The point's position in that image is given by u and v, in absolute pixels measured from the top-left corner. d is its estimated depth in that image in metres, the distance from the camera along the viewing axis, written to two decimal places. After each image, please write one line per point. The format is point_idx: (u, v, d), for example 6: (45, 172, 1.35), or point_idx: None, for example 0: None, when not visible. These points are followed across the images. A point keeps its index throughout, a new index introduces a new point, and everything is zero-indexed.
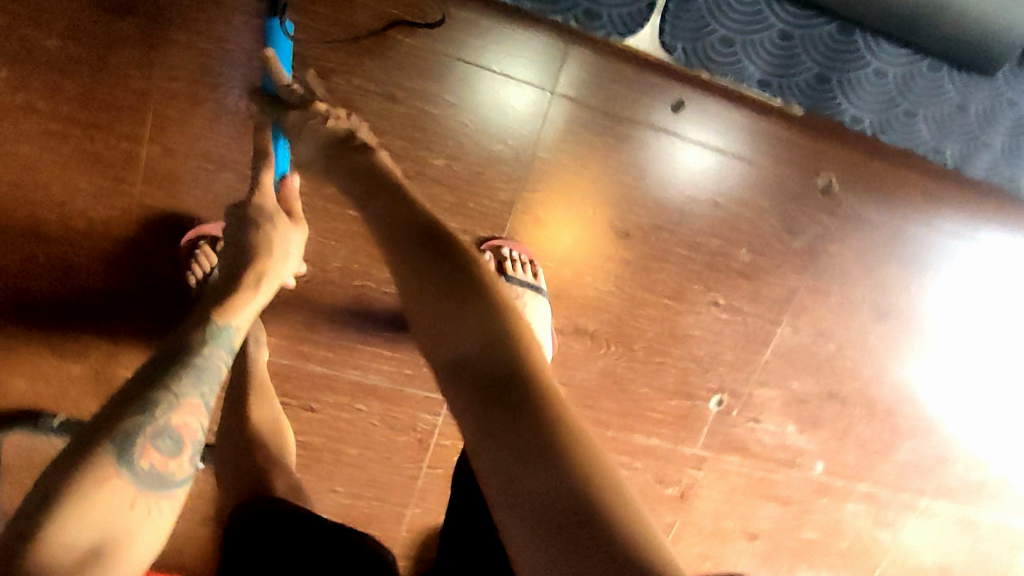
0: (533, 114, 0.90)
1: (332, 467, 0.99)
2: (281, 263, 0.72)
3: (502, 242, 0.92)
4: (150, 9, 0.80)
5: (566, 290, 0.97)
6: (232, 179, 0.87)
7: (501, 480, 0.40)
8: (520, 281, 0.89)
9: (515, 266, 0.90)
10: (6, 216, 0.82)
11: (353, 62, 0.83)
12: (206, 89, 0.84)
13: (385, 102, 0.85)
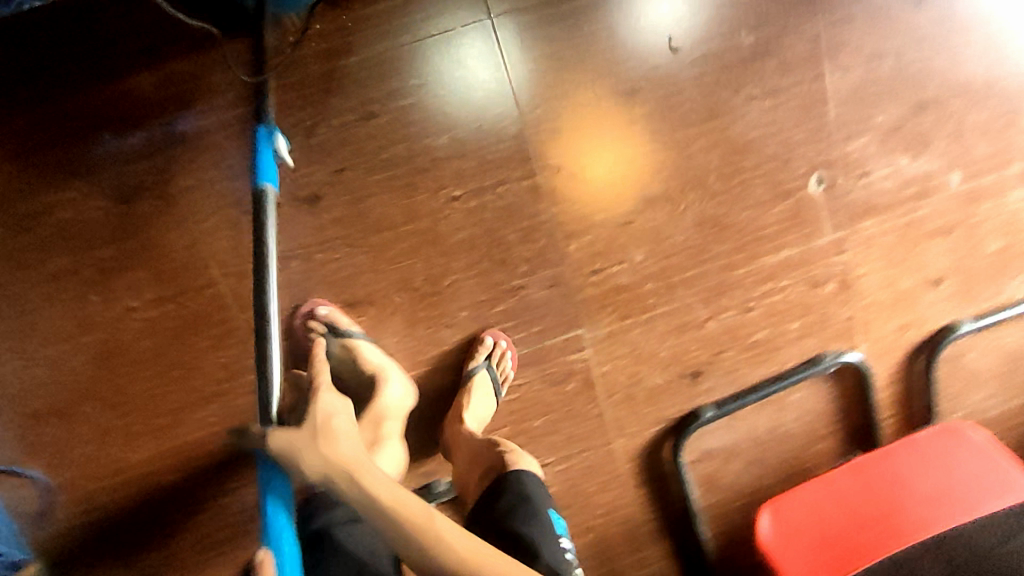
0: (492, 48, 0.95)
1: (528, 442, 1.10)
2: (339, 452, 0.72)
3: (504, 338, 1.02)
4: (156, 177, 0.93)
5: (626, 177, 1.01)
6: (299, 268, 0.97)
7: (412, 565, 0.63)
8: (490, 372, 1.00)
9: (494, 359, 1.01)
10: (170, 398, 1.00)
11: (322, 108, 0.93)
12: (234, 209, 0.95)
13: (368, 120, 0.94)
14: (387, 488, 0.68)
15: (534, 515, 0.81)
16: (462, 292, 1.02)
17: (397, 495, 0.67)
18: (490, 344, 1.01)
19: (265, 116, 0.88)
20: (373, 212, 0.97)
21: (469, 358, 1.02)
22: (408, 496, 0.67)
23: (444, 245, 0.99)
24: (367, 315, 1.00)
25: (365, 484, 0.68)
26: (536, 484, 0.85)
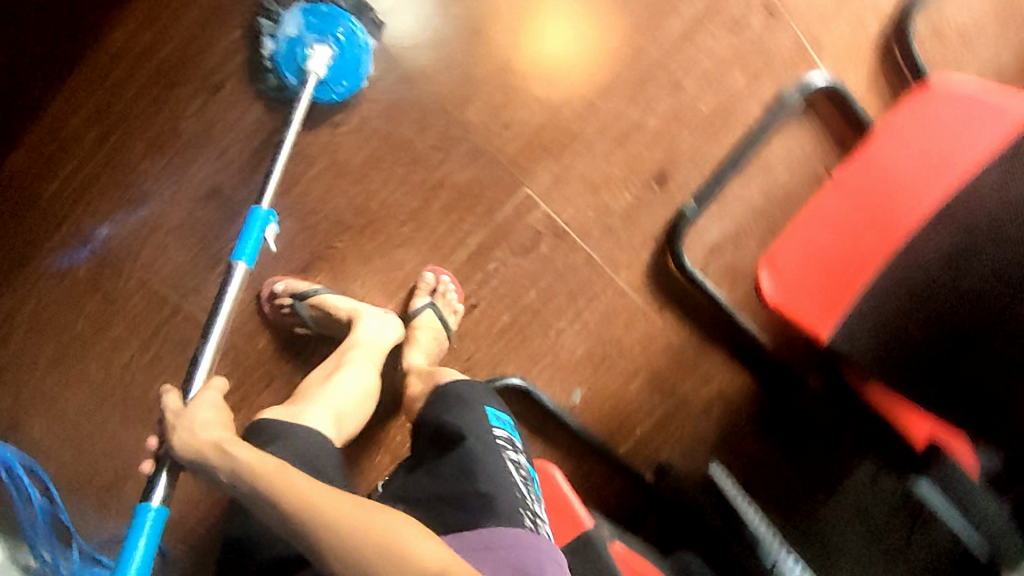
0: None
1: (533, 314, 1.08)
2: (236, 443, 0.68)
3: (441, 273, 1.02)
4: (82, 237, 0.97)
5: (566, 47, 1.03)
6: (240, 255, 0.99)
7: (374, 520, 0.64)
8: (435, 306, 1.00)
9: (437, 294, 1.01)
10: None
11: (189, 96, 0.95)
12: (158, 231, 0.98)
13: (233, 87, 0.95)
14: (313, 498, 0.62)
15: (463, 412, 0.79)
16: (395, 207, 1.01)
17: (319, 502, 0.62)
18: (430, 281, 1.01)
19: (261, 192, 0.85)
20: (275, 172, 0.98)
21: (414, 300, 1.02)
22: (331, 500, 0.62)
23: (359, 165, 0.99)
24: (324, 270, 1.01)
25: (281, 497, 0.62)
26: (470, 390, 0.82)
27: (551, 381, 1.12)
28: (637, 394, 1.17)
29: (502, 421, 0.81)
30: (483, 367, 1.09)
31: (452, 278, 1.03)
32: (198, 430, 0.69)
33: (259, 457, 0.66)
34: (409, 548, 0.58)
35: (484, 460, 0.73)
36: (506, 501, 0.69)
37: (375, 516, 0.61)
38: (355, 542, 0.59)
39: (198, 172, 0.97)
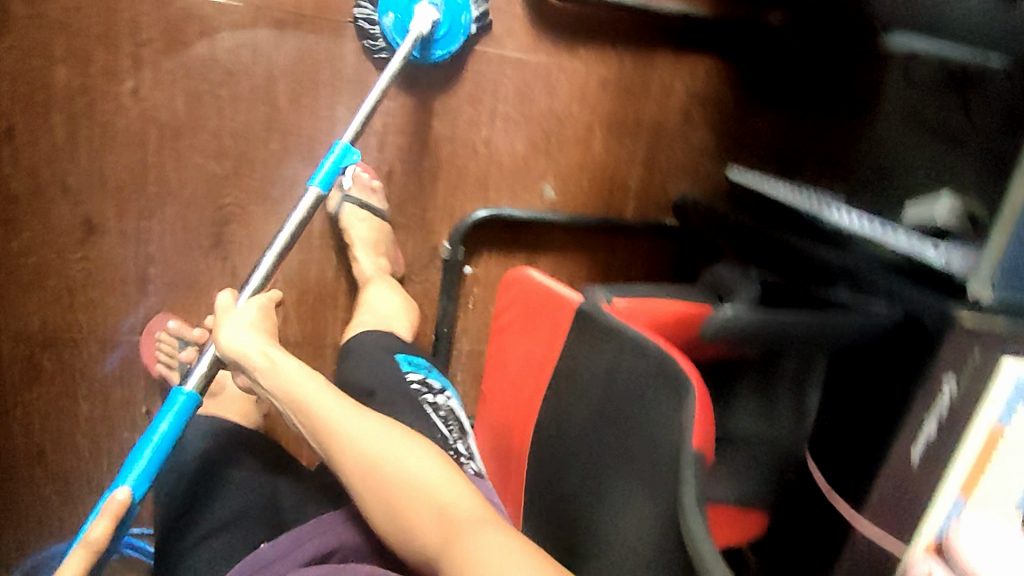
0: None
1: (452, 141, 0.98)
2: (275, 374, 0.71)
3: (342, 160, 0.95)
4: (21, 339, 0.94)
5: None
6: (156, 263, 0.94)
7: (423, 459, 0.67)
8: (355, 198, 0.95)
9: (351, 183, 0.95)
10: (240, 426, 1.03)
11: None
12: (75, 292, 0.93)
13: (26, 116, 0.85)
14: (331, 415, 0.68)
15: (375, 365, 0.82)
16: (250, 130, 0.91)
17: (335, 417, 0.68)
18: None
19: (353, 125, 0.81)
20: (121, 171, 0.89)
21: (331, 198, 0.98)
22: (348, 418, 0.68)
23: (185, 116, 0.89)
24: (235, 229, 0.95)
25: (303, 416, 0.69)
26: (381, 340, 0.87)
27: (514, 192, 1.04)
28: (607, 151, 1.06)
29: (415, 364, 0.87)
30: (442, 220, 1.02)
31: (353, 162, 0.96)
32: (237, 334, 0.73)
33: (289, 371, 0.71)
34: (408, 480, 0.64)
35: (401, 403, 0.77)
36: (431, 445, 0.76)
37: (379, 439, 0.67)
38: (357, 468, 0.66)
39: (61, 216, 0.90)
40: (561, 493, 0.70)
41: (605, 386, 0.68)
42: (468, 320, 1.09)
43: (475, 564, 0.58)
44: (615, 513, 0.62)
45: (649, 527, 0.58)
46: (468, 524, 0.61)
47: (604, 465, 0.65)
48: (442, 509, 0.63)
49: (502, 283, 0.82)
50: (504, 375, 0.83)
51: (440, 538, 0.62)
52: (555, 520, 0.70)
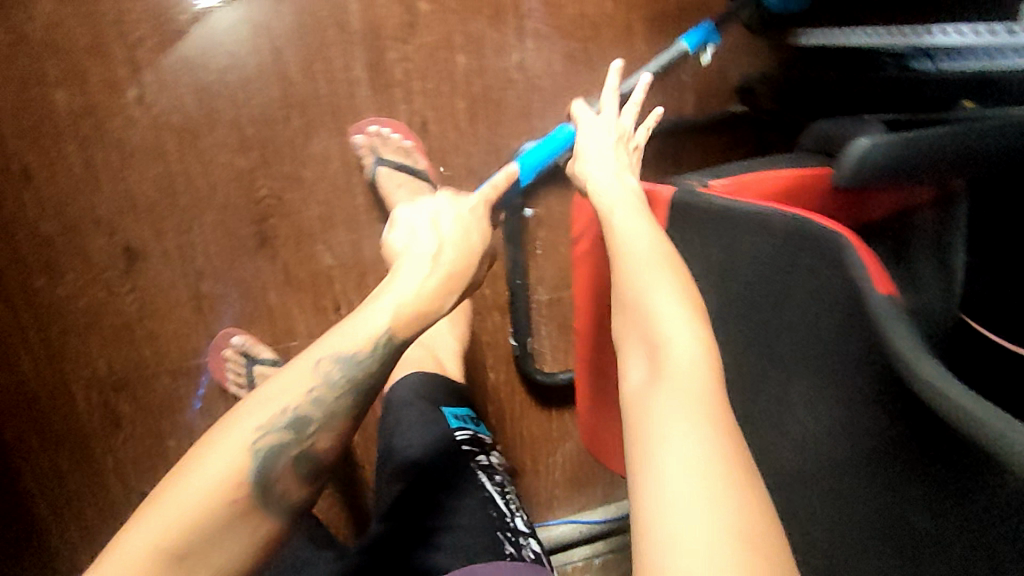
0: None
1: (483, 75, 0.89)
2: (633, 199, 0.66)
3: (378, 121, 0.87)
4: (97, 385, 0.90)
5: None
6: (208, 277, 0.89)
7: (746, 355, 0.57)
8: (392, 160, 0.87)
9: (387, 145, 0.87)
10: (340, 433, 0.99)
11: (19, 196, 0.80)
12: (136, 325, 0.89)
13: (42, 151, 0.79)
14: (631, 249, 0.59)
15: (422, 425, 0.74)
16: (268, 112, 0.84)
17: (637, 253, 0.58)
18: (364, 139, 0.87)
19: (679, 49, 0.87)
20: (147, 187, 0.83)
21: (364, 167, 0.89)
22: (636, 234, 0.60)
23: (198, 113, 0.82)
24: (278, 222, 0.88)
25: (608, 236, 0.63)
26: (423, 386, 0.80)
27: (560, 115, 0.94)
28: (652, 49, 0.94)
29: (463, 419, 0.79)
30: (490, 164, 0.93)
31: (382, 123, 0.87)
32: (592, 159, 0.74)
33: (625, 211, 0.63)
34: (655, 320, 0.53)
35: (461, 485, 0.70)
36: (484, 525, 0.66)
37: (658, 270, 0.56)
38: (625, 295, 0.57)
39: (100, 249, 0.84)
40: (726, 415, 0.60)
41: (722, 274, 0.60)
42: (541, 268, 1.00)
43: (659, 444, 0.44)
44: (784, 396, 0.53)
45: (836, 400, 0.47)
46: (677, 370, 0.48)
47: (745, 359, 0.58)
48: (662, 348, 0.51)
49: (576, 199, 0.73)
50: (598, 302, 0.74)
51: (645, 386, 0.50)
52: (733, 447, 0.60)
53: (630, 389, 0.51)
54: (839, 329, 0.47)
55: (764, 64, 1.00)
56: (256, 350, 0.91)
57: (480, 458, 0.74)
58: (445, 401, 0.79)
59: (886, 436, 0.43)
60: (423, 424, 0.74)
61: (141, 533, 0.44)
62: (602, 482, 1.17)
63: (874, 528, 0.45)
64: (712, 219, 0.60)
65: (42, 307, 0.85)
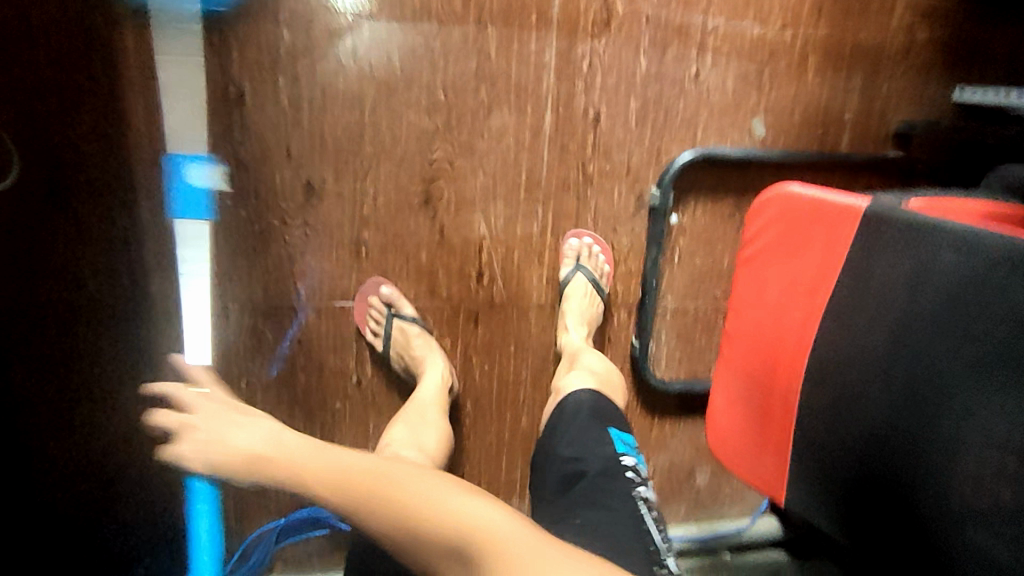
0: None
1: (660, 80, 0.94)
2: (266, 447, 0.57)
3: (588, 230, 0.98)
4: (250, 309, 0.95)
5: None
6: (370, 226, 0.94)
7: (924, 358, 0.60)
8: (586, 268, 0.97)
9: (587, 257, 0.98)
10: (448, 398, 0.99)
11: (228, 122, 0.87)
12: (296, 259, 0.94)
13: (255, 83, 0.86)
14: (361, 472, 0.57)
15: (592, 443, 0.77)
16: (460, 82, 0.90)
17: (374, 477, 0.56)
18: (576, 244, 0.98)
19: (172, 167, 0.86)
20: (339, 132, 0.90)
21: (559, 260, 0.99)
22: (329, 456, 0.57)
23: (399, 72, 0.88)
24: (445, 186, 0.94)
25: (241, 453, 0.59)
26: (591, 406, 0.82)
27: (722, 130, 0.97)
28: (820, 83, 0.97)
29: (629, 448, 0.78)
30: (648, 165, 0.97)
31: (597, 237, 0.98)
32: (209, 433, 0.60)
33: (286, 441, 0.58)
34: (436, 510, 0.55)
35: (619, 503, 0.70)
36: (638, 545, 0.65)
37: (442, 486, 0.56)
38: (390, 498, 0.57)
39: (284, 181, 0.90)
40: (886, 411, 0.63)
41: (912, 287, 0.62)
42: (674, 276, 1.03)
43: None
44: (973, 403, 0.56)
45: None
46: (511, 549, 0.52)
47: (912, 367, 0.61)
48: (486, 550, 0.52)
49: (755, 204, 0.76)
50: (760, 307, 0.76)
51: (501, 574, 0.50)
52: (891, 442, 0.63)
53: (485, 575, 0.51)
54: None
55: (926, 114, 1.01)
56: (399, 304, 0.96)
57: (639, 487, 0.73)
58: (616, 425, 0.81)
59: None
60: (593, 441, 0.77)
61: None
62: (687, 499, 1.17)
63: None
64: (911, 230, 0.62)
65: (221, 227, 0.91)
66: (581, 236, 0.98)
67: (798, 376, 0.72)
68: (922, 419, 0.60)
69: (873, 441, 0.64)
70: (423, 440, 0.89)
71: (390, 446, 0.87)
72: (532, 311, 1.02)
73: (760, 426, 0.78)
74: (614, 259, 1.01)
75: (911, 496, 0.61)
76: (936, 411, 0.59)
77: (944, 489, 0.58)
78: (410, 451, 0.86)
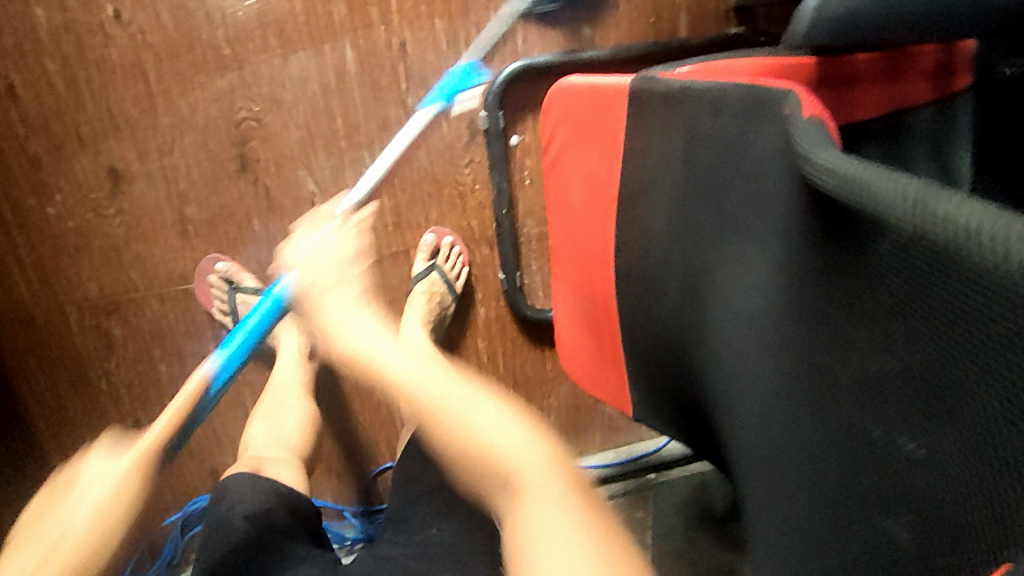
0: None
1: None
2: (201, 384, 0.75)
3: (446, 233, 0.97)
4: (88, 308, 0.92)
5: None
6: (191, 202, 0.89)
7: (690, 238, 0.56)
8: (443, 272, 0.96)
9: (444, 258, 0.96)
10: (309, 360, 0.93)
11: (10, 116, 0.83)
12: (122, 249, 0.90)
13: (25, 71, 0.81)
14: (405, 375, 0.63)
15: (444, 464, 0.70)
16: (244, 32, 0.84)
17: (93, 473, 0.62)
18: (432, 240, 0.96)
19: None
20: (129, 108, 0.85)
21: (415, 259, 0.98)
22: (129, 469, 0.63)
23: (176, 34, 0.83)
24: (259, 146, 0.88)
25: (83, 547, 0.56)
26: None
27: (544, 35, 0.91)
28: None
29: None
30: None
31: (457, 240, 0.98)
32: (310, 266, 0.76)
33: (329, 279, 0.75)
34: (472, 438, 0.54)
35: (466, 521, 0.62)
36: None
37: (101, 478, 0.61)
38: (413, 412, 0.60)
39: (86, 169, 0.86)
40: (676, 319, 0.60)
41: (685, 164, 0.56)
42: (530, 199, 0.97)
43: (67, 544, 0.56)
44: (724, 281, 0.51)
45: (773, 286, 0.47)
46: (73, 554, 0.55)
47: (682, 252, 0.57)
48: (511, 474, 0.52)
49: (543, 104, 0.69)
50: (570, 217, 0.71)
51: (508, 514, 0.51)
52: (687, 352, 0.59)
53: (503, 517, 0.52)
54: (775, 176, 0.45)
55: None
56: (239, 277, 0.92)
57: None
58: None
59: (820, 326, 0.43)
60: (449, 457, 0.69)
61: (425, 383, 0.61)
62: (600, 425, 1.15)
63: (818, 390, 0.43)
64: (666, 109, 0.57)
65: (34, 228, 0.87)
66: (440, 234, 0.97)
67: (612, 282, 0.68)
68: (699, 328, 0.56)
69: (677, 348, 0.61)
70: (284, 431, 0.82)
71: (254, 449, 0.78)
72: (387, 262, 0.97)
73: (595, 343, 0.74)
74: (461, 193, 0.96)
75: (698, 386, 0.58)
76: (701, 293, 0.55)
77: (726, 396, 0.52)
78: (275, 452, 0.78)
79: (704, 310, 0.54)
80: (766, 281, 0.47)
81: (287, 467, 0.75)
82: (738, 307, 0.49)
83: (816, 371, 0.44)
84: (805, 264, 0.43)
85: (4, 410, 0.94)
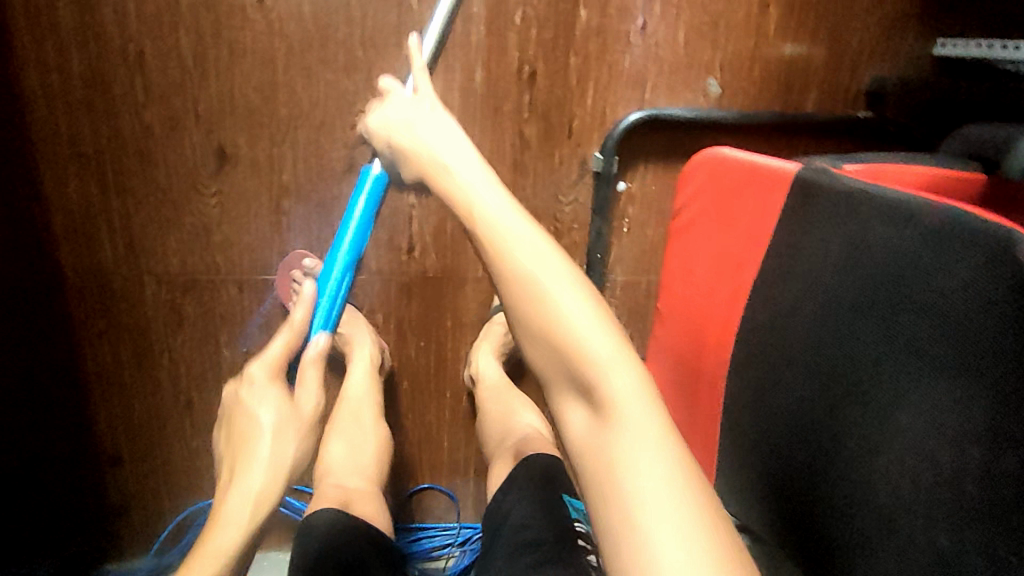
0: None
1: (601, 35, 0.86)
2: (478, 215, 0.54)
3: None
4: (168, 282, 0.90)
5: None
6: (290, 196, 0.88)
7: (839, 344, 0.54)
8: None
9: None
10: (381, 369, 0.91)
11: (132, 83, 0.81)
12: (213, 231, 0.89)
13: (156, 42, 0.79)
14: (603, 357, 0.49)
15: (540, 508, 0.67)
16: (380, 37, 0.82)
17: (567, 312, 0.50)
18: None
19: None
20: (250, 92, 0.83)
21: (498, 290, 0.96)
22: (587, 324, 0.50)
23: (313, 28, 0.81)
24: (369, 151, 0.87)
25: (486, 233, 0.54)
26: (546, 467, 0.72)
27: (673, 88, 0.89)
28: (783, 37, 0.89)
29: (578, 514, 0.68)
30: (591, 128, 0.90)
31: None
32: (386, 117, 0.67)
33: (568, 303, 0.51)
34: (617, 419, 0.48)
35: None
36: None
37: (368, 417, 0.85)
38: (599, 467, 0.48)
39: (195, 147, 0.84)
40: (795, 415, 0.58)
41: (845, 267, 0.54)
42: (624, 248, 0.96)
43: (570, 318, 0.50)
44: (889, 401, 0.49)
45: (961, 419, 0.45)
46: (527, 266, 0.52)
47: (823, 355, 0.55)
48: (600, 387, 0.49)
49: (683, 171, 0.69)
50: (688, 287, 0.70)
51: (595, 435, 0.49)
52: (799, 449, 0.58)
53: (574, 437, 0.51)
54: (993, 314, 0.43)
55: (901, 69, 0.93)
56: None
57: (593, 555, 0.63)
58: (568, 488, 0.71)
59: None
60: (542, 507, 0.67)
61: (591, 332, 0.50)
62: None
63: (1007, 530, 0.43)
64: (834, 205, 0.56)
65: (131, 196, 0.86)
66: None
67: (724, 364, 0.66)
68: (829, 426, 0.54)
69: (783, 444, 0.59)
70: (363, 457, 0.82)
71: (335, 478, 0.79)
72: (470, 286, 0.96)
73: (686, 419, 0.73)
74: (557, 229, 0.94)
75: (812, 491, 0.57)
76: (845, 404, 0.53)
77: (854, 503, 0.52)
78: (356, 482, 0.79)
79: (841, 413, 0.53)
80: (934, 416, 0.46)
81: (373, 503, 0.77)
82: (898, 427, 0.49)
83: (994, 510, 0.43)
84: (990, 414, 0.43)
85: (63, 370, 0.93)
